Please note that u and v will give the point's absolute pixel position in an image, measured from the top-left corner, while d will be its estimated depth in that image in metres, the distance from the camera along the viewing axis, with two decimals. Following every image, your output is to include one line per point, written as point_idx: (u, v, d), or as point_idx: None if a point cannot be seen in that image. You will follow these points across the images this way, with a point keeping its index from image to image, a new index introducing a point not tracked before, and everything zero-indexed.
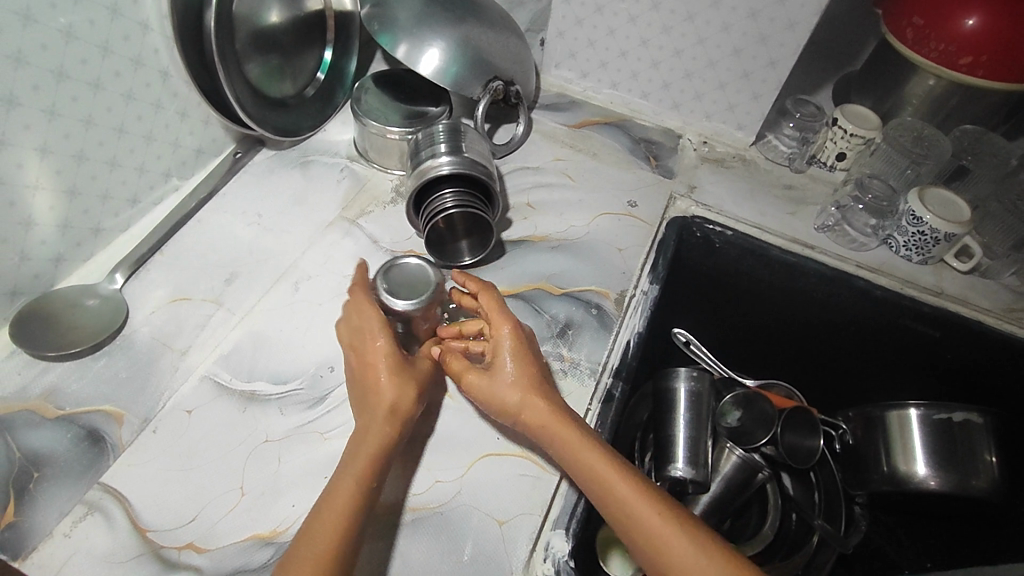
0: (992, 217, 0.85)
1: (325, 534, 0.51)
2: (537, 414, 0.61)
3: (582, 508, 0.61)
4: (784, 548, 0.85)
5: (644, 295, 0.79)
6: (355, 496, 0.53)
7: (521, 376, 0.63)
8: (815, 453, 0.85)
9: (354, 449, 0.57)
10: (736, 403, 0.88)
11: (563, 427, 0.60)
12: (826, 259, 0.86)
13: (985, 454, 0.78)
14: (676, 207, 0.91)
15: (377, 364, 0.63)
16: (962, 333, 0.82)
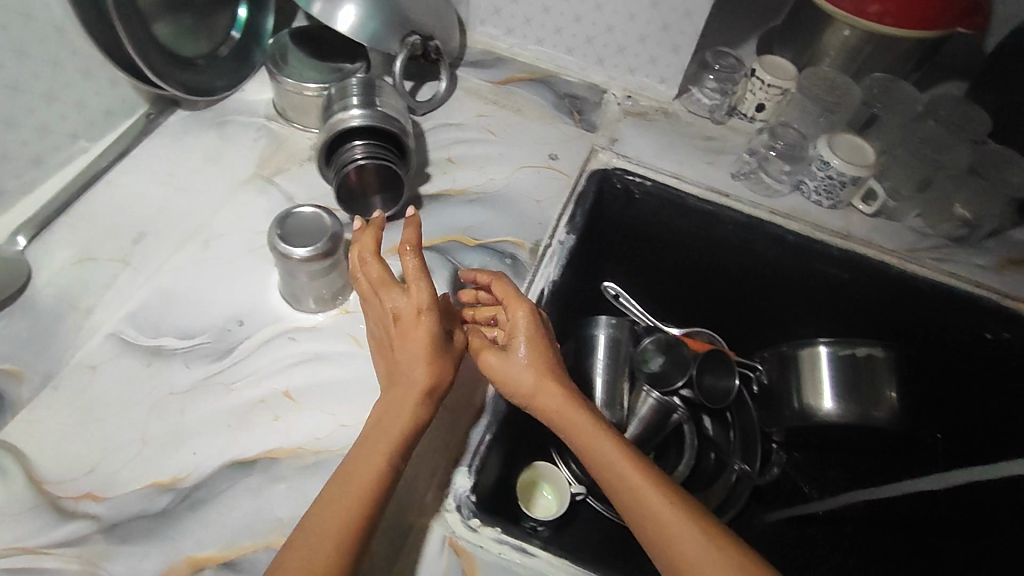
0: (898, 163, 0.88)
1: (341, 515, 0.49)
2: (554, 406, 0.61)
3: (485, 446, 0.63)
4: (701, 484, 0.89)
5: (561, 245, 0.81)
6: (378, 476, 0.52)
7: (538, 367, 0.62)
8: (730, 392, 0.90)
9: (378, 429, 0.55)
10: (658, 348, 0.91)
11: (582, 420, 0.60)
12: (741, 207, 0.89)
13: (885, 389, 0.83)
14: (598, 159, 0.92)
15: (413, 342, 0.58)
16: (868, 274, 0.85)
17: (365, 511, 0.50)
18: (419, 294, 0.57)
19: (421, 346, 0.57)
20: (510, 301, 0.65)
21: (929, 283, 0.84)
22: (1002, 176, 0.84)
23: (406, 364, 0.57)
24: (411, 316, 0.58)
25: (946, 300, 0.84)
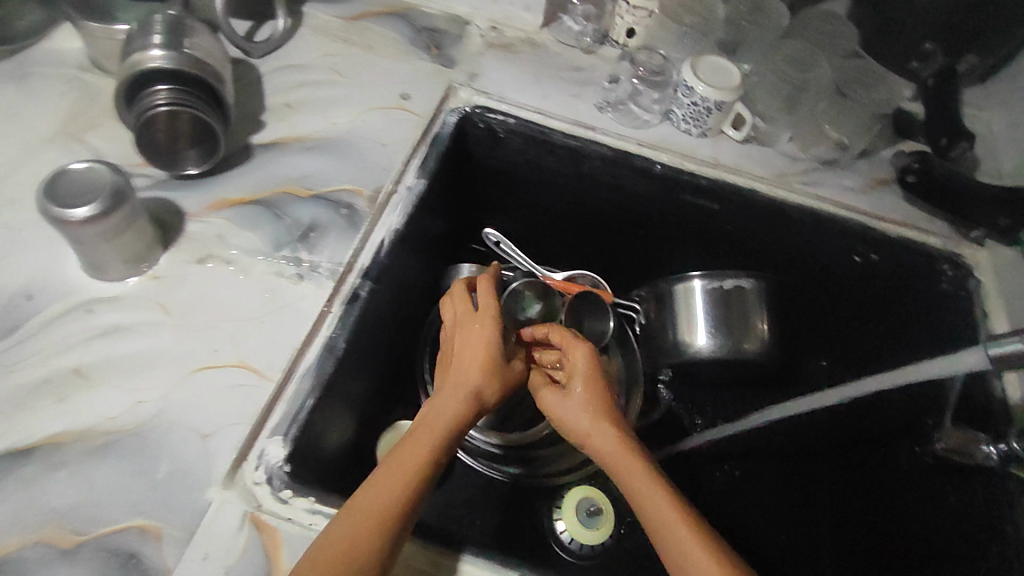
0: (760, 84, 0.86)
1: (370, 509, 0.50)
2: (607, 444, 0.61)
3: (307, 412, 0.59)
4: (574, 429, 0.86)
5: (408, 191, 0.75)
6: (414, 475, 0.54)
7: (602, 402, 0.66)
8: (604, 337, 0.88)
9: (425, 424, 0.58)
10: (536, 296, 0.88)
11: (618, 452, 0.60)
12: (607, 139, 0.84)
13: (755, 320, 0.81)
14: (457, 97, 0.85)
15: (463, 357, 0.65)
16: (737, 202, 0.82)
17: (387, 509, 0.50)
18: (488, 304, 0.67)
19: (472, 351, 0.65)
20: (570, 343, 0.70)
21: (798, 209, 0.81)
22: (866, 95, 0.84)
23: (449, 387, 0.62)
24: (473, 349, 0.65)
25: (814, 223, 0.81)
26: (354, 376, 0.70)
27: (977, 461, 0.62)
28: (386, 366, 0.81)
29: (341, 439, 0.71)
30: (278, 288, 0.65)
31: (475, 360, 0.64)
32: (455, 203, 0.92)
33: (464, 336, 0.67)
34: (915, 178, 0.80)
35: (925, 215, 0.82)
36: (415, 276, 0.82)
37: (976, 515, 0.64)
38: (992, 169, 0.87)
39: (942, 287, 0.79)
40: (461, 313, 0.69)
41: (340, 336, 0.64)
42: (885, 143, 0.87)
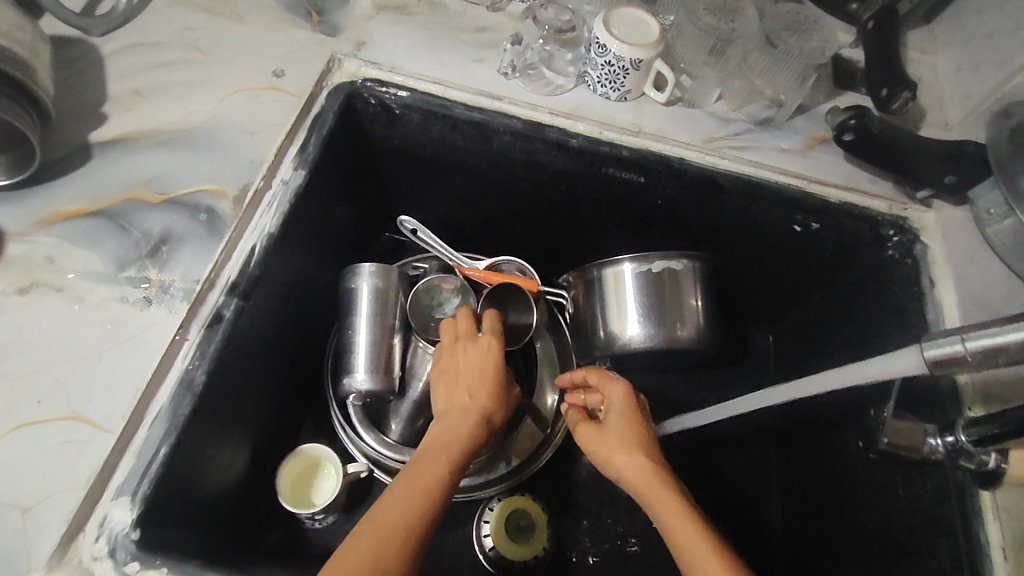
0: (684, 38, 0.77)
1: (389, 523, 0.50)
2: (637, 472, 0.59)
3: (160, 463, 0.51)
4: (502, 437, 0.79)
5: (284, 186, 0.65)
6: (433, 493, 0.54)
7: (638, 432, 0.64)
8: (524, 332, 0.79)
9: (438, 445, 0.59)
10: (454, 292, 0.79)
11: (647, 481, 0.58)
12: (516, 110, 0.73)
13: (690, 302, 0.75)
14: (343, 70, 0.73)
15: (473, 381, 0.66)
16: (665, 174, 0.74)
17: (411, 522, 0.50)
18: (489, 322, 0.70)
19: (476, 374, 0.66)
20: (604, 380, 0.69)
21: (730, 176, 0.73)
22: (800, 44, 0.75)
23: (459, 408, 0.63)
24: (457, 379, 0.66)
25: (747, 191, 0.73)
26: (228, 406, 0.61)
27: (924, 455, 0.57)
28: (279, 383, 0.72)
29: (219, 479, 0.62)
30: (122, 317, 0.55)
31: (486, 380, 0.65)
32: (354, 189, 0.81)
33: (446, 369, 0.67)
34: (853, 136, 0.69)
35: (868, 175, 0.75)
36: (305, 278, 0.73)
37: (925, 508, 0.59)
38: (940, 119, 0.80)
39: (888, 253, 0.72)
40: (461, 342, 0.69)
41: (199, 367, 0.55)
42: (825, 97, 0.79)
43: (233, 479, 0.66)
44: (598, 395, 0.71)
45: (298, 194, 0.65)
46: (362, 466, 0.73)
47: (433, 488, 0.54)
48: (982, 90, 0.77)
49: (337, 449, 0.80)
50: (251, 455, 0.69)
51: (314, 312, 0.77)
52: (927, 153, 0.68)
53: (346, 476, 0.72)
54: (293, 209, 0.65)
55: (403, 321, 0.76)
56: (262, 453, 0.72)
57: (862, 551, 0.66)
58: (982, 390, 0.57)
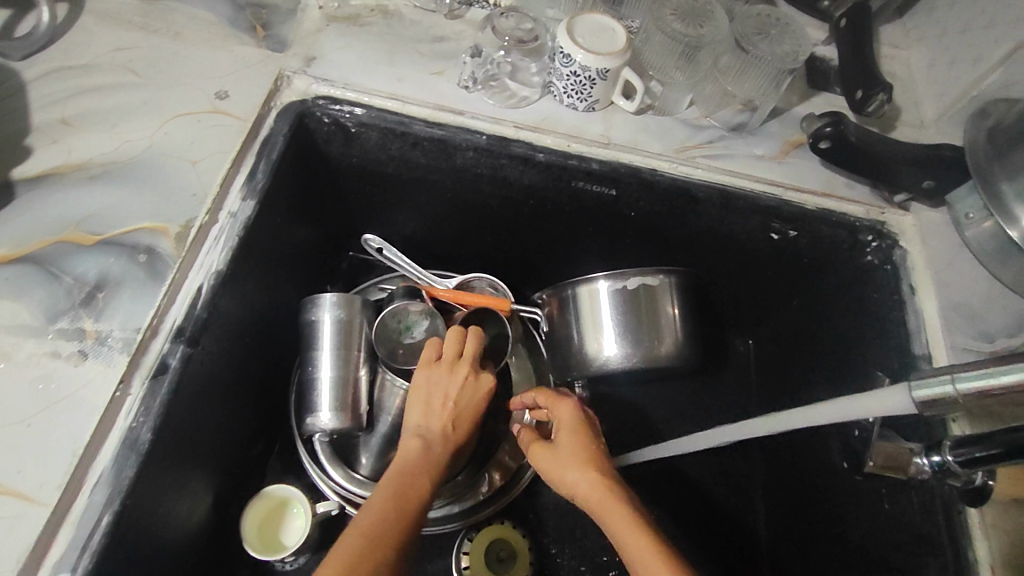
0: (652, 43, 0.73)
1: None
2: (588, 488, 0.54)
3: (103, 533, 0.47)
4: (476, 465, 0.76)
5: (232, 219, 0.60)
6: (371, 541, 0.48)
7: (586, 445, 0.58)
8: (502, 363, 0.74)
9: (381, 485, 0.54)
10: (426, 313, 0.73)
11: (598, 497, 0.53)
12: (479, 124, 0.69)
13: (668, 318, 0.72)
14: (292, 88, 0.69)
15: (464, 414, 0.63)
16: (637, 187, 0.71)
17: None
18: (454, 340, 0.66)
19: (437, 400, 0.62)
20: (551, 398, 0.64)
21: (703, 186, 0.70)
22: (772, 49, 0.69)
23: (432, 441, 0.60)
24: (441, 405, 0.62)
25: (722, 201, 0.71)
26: (182, 457, 0.57)
27: (910, 475, 0.55)
28: (241, 424, 0.68)
29: (180, 531, 0.58)
30: (55, 373, 0.51)
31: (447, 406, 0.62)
32: (312, 212, 0.77)
33: (433, 388, 0.63)
34: (829, 144, 0.66)
35: (845, 180, 0.73)
36: (263, 310, 0.69)
37: (911, 525, 0.58)
38: (915, 117, 0.78)
39: (868, 258, 0.71)
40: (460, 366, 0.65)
41: (144, 424, 0.51)
42: (799, 99, 0.77)
43: (198, 527, 0.62)
44: (547, 412, 0.66)
45: (247, 226, 0.61)
46: (334, 504, 0.69)
47: (376, 526, 0.49)
48: (957, 87, 0.75)
49: (307, 484, 0.76)
50: (215, 504, 0.65)
51: (275, 345, 0.73)
52: (904, 159, 0.66)
53: (316, 515, 0.68)
54: (243, 242, 0.61)
55: (370, 351, 0.71)
56: (226, 496, 0.67)
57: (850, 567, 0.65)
58: None
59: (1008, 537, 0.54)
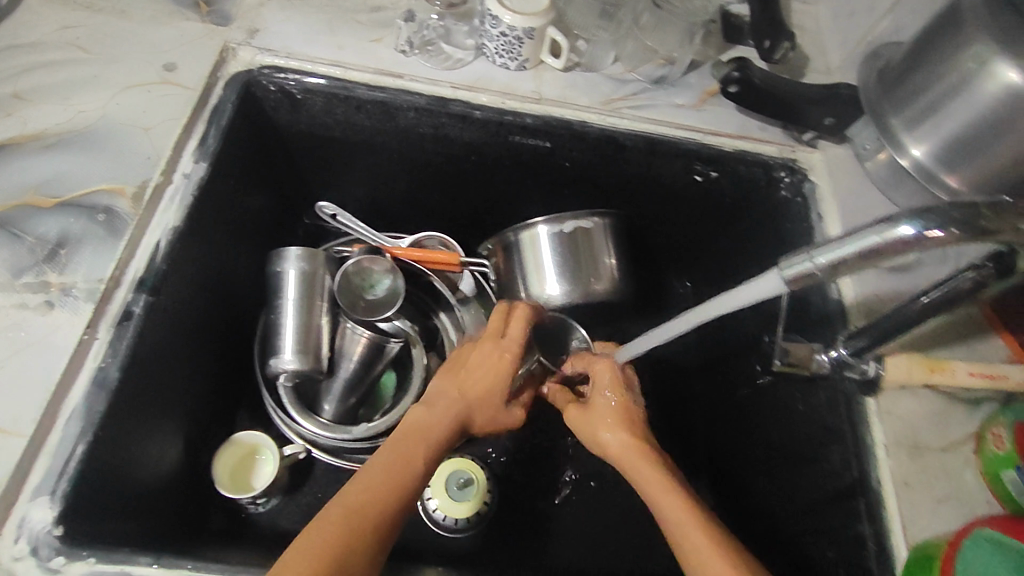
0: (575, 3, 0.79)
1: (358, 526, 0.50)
2: (625, 450, 0.62)
3: (78, 460, 0.51)
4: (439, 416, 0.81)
5: (186, 179, 0.65)
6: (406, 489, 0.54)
7: (624, 406, 0.65)
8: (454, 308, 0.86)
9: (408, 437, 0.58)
10: (386, 271, 0.80)
11: (633, 460, 0.60)
12: (418, 86, 0.74)
13: (604, 257, 0.78)
14: (239, 59, 0.73)
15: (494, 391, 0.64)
16: (568, 138, 0.76)
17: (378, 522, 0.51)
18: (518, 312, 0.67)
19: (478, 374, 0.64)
20: (590, 358, 0.71)
21: (630, 134, 0.76)
22: None
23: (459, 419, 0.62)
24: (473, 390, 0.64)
25: (647, 147, 0.77)
26: (150, 400, 0.61)
27: (811, 371, 0.63)
28: (205, 375, 0.73)
29: (150, 472, 0.63)
30: (23, 322, 0.55)
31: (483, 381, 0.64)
32: (265, 179, 0.81)
33: (478, 361, 0.65)
34: (738, 89, 0.73)
35: (758, 123, 0.79)
36: (222, 269, 0.73)
37: (820, 420, 0.67)
38: (822, 65, 0.85)
39: (782, 193, 0.78)
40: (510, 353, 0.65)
41: (112, 364, 0.55)
42: (715, 52, 0.83)
43: (168, 468, 0.67)
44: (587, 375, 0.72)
45: (200, 186, 0.66)
46: (300, 448, 0.75)
47: (401, 482, 0.54)
48: (855, 35, 0.83)
49: (275, 434, 0.81)
50: (185, 446, 0.70)
51: (237, 304, 0.78)
52: (805, 97, 0.73)
53: (283, 457, 0.74)
54: (196, 201, 0.65)
55: (331, 300, 0.77)
56: (196, 439, 0.72)
57: (772, 464, 0.74)
58: (865, 306, 0.66)
59: (895, 420, 0.63)
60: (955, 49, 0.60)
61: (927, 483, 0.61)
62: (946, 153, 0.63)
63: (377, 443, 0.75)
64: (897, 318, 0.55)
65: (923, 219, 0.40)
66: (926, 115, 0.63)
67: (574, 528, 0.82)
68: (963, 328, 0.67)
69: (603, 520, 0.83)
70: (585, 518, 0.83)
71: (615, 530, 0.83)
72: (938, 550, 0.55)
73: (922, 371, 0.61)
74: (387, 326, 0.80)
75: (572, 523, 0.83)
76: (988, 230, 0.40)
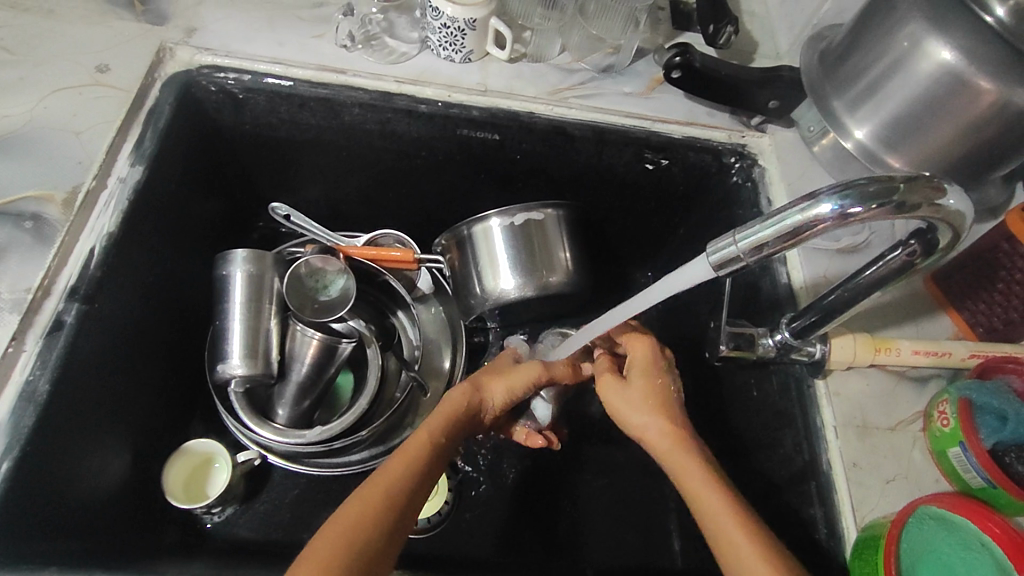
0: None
1: (366, 504, 0.52)
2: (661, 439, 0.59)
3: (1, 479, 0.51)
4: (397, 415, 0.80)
5: (122, 184, 0.63)
6: (413, 467, 0.56)
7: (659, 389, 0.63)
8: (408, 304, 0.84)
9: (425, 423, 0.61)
10: (340, 271, 0.79)
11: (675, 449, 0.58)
12: (360, 82, 0.73)
13: (558, 249, 0.78)
14: (178, 59, 0.71)
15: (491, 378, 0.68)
16: (516, 130, 0.76)
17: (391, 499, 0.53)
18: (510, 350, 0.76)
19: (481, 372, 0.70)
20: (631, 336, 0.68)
21: (577, 124, 0.75)
22: None
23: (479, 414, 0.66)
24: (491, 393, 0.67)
25: (595, 137, 0.76)
26: (92, 411, 0.61)
27: (758, 355, 0.63)
28: (153, 383, 0.71)
29: (95, 483, 0.62)
30: None
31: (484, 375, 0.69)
32: (212, 181, 0.80)
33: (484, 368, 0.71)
34: (680, 75, 0.73)
35: (707, 110, 0.79)
36: (166, 275, 0.72)
37: (773, 405, 0.66)
38: (772, 49, 0.85)
39: (733, 179, 0.77)
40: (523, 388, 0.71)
41: (41, 377, 0.54)
42: (664, 39, 0.82)
43: (117, 480, 0.66)
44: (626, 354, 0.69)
45: (138, 190, 0.64)
46: (255, 453, 0.75)
47: (414, 465, 0.56)
48: (803, 18, 0.82)
49: (230, 441, 0.80)
50: (133, 458, 0.69)
51: (185, 310, 0.76)
52: (749, 82, 0.72)
53: (237, 465, 0.74)
54: (133, 206, 0.64)
55: (280, 303, 0.76)
56: (146, 451, 0.71)
57: (732, 452, 0.74)
58: (813, 288, 0.66)
59: (847, 402, 0.62)
60: (889, 29, 0.60)
61: (875, 463, 0.60)
62: (886, 133, 0.63)
63: (332, 445, 0.74)
64: (844, 296, 0.54)
65: (843, 196, 0.40)
66: (867, 96, 0.63)
67: (535, 519, 0.81)
68: (912, 306, 0.67)
69: (564, 509, 0.82)
70: (545, 507, 0.82)
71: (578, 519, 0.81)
72: (883, 529, 0.54)
73: (867, 351, 0.61)
74: (340, 326, 0.80)
75: (533, 514, 0.81)
76: (905, 205, 0.40)
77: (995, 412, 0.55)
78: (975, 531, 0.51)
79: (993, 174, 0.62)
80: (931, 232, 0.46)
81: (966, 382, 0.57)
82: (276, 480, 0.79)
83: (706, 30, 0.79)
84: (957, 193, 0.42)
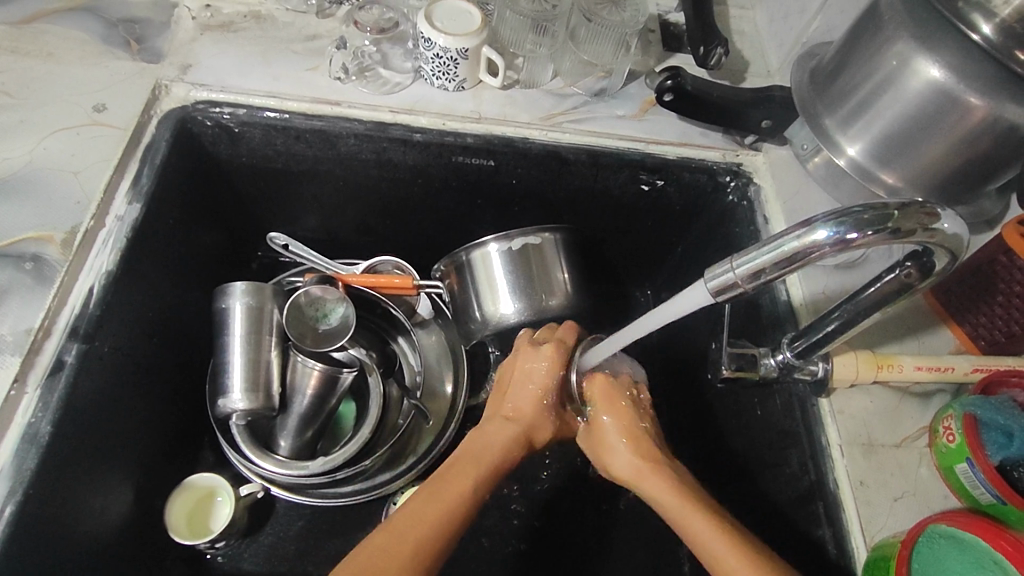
0: (506, 22, 0.79)
1: (396, 554, 0.50)
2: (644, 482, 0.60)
3: (5, 523, 0.50)
4: (399, 445, 0.79)
5: (120, 222, 0.64)
6: (454, 507, 0.53)
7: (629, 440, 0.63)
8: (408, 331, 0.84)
9: (460, 463, 0.57)
10: (340, 299, 0.79)
11: (647, 475, 0.59)
12: (355, 113, 0.73)
13: (557, 272, 0.78)
14: (172, 95, 0.71)
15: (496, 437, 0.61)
16: (511, 155, 0.76)
17: (424, 542, 0.51)
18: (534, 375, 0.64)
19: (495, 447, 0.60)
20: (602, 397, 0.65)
21: (572, 148, 0.76)
22: (614, 17, 0.76)
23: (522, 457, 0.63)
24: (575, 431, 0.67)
25: (590, 159, 0.76)
26: (93, 451, 0.60)
27: (761, 375, 0.63)
28: (155, 418, 0.71)
29: (98, 523, 0.61)
30: None
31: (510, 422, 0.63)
32: (210, 216, 0.80)
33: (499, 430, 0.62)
34: (672, 97, 0.73)
35: (699, 130, 0.79)
36: (165, 309, 0.71)
37: (778, 423, 0.66)
38: (762, 68, 0.86)
39: (729, 198, 0.78)
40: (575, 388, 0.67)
41: (43, 419, 0.54)
42: (656, 61, 0.83)
43: (118, 519, 0.65)
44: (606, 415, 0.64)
45: (135, 227, 0.64)
46: (258, 486, 0.74)
47: (455, 499, 0.54)
48: (790, 37, 0.83)
49: (233, 474, 0.79)
50: (137, 495, 0.68)
51: (185, 346, 0.76)
52: (740, 102, 0.73)
53: (240, 498, 0.72)
54: (132, 243, 0.64)
55: (280, 334, 0.75)
56: (147, 489, 0.70)
57: (739, 472, 0.73)
58: (812, 304, 0.66)
59: (851, 419, 0.62)
60: (877, 48, 0.60)
61: (884, 481, 0.60)
62: (879, 150, 0.63)
63: (336, 476, 0.72)
64: (847, 315, 0.54)
65: (839, 223, 0.41)
66: (859, 113, 0.63)
67: (560, 547, 0.79)
68: (913, 321, 0.67)
69: (594, 536, 0.80)
70: (572, 533, 0.79)
71: (603, 545, 0.79)
72: (893, 550, 0.53)
73: (870, 369, 0.60)
74: (341, 355, 0.79)
75: (556, 541, 0.79)
76: (900, 231, 0.41)
77: (1000, 428, 0.53)
78: (986, 549, 0.49)
79: (985, 188, 0.63)
80: (926, 254, 0.47)
81: (971, 397, 0.56)
82: (278, 513, 0.77)
83: (697, 51, 0.80)
84: (950, 217, 0.43)
